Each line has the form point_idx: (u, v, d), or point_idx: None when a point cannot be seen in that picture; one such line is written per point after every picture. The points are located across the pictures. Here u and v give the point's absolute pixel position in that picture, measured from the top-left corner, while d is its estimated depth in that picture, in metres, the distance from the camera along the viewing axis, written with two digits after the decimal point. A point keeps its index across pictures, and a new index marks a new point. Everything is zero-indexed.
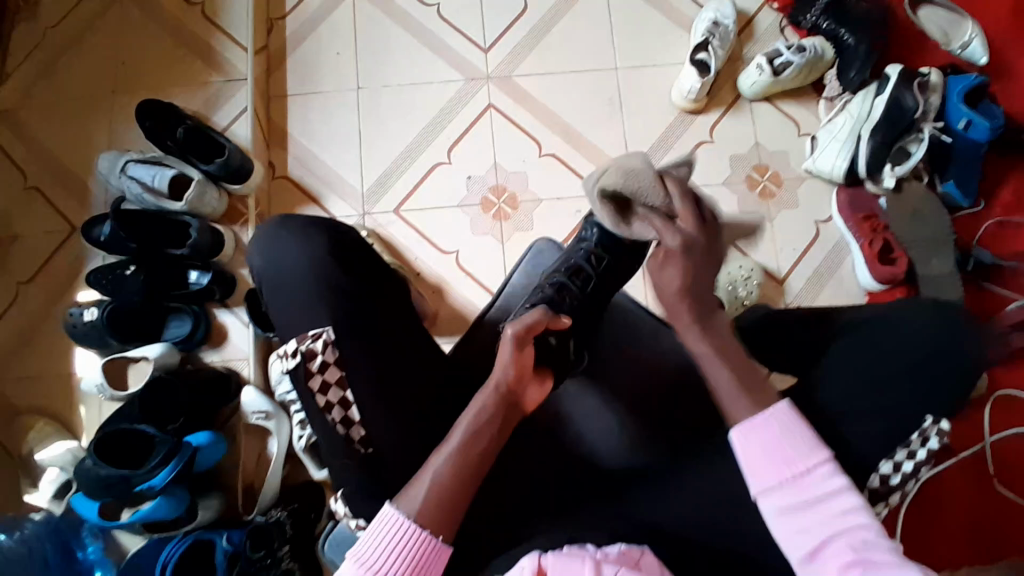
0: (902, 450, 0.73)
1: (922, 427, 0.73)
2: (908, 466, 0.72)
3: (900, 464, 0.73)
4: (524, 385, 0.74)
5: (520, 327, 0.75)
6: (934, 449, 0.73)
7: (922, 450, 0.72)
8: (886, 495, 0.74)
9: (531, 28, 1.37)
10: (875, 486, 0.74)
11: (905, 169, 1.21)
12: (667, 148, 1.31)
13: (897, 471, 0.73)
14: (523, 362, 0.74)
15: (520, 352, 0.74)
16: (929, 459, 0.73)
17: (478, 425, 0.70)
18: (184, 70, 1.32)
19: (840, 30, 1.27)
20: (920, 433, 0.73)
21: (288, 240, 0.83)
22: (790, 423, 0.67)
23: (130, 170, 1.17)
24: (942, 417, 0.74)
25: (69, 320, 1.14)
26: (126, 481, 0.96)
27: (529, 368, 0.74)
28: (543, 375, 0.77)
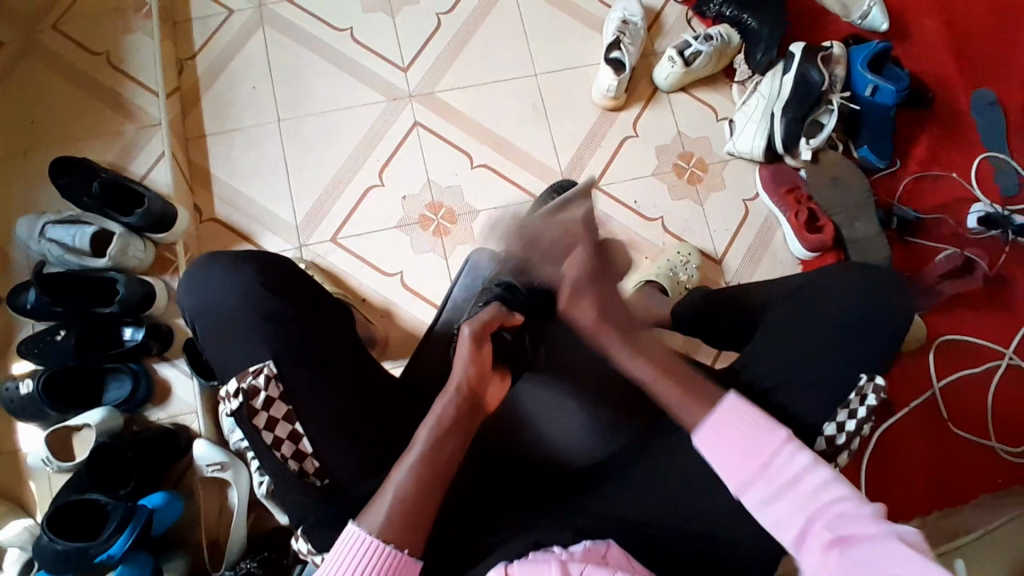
0: (843, 411, 0.75)
1: (859, 386, 0.76)
2: (852, 424, 0.75)
3: (842, 424, 0.75)
4: (482, 389, 0.76)
5: (476, 325, 0.79)
6: (873, 405, 0.75)
7: (862, 408, 0.75)
8: (833, 457, 0.76)
9: (447, 44, 1.38)
10: (822, 448, 0.75)
11: (818, 141, 1.27)
12: (596, 146, 1.34)
13: (841, 432, 0.75)
14: (481, 361, 0.77)
15: (478, 350, 0.78)
16: (870, 416, 0.75)
17: (438, 434, 0.70)
18: (95, 122, 1.28)
19: (743, 15, 1.33)
20: (858, 392, 0.76)
21: (215, 282, 0.81)
22: (742, 413, 0.67)
23: (49, 232, 1.14)
24: (878, 374, 0.77)
25: (3, 395, 1.08)
26: (83, 554, 0.93)
27: (488, 365, 0.78)
28: (502, 372, 0.83)
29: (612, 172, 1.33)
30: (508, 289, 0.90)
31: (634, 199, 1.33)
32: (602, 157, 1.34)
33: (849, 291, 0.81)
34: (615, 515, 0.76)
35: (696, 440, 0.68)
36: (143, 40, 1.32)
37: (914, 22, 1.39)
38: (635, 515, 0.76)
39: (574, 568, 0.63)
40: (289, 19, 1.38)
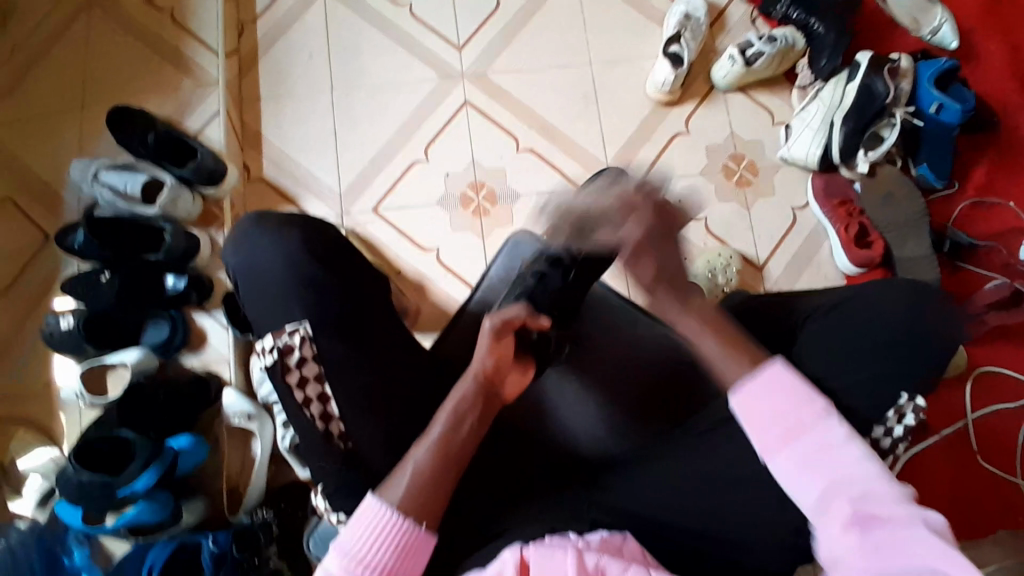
0: (880, 427, 0.74)
1: (899, 405, 0.73)
2: (889, 440, 0.75)
3: (878, 440, 0.75)
4: (500, 377, 0.76)
5: (498, 320, 0.77)
6: (911, 424, 0.74)
7: (900, 426, 0.74)
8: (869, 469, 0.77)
9: (504, 26, 1.37)
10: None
11: (877, 154, 1.23)
12: (644, 140, 1.32)
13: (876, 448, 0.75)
14: (501, 353, 0.76)
15: (498, 343, 0.76)
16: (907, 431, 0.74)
17: (457, 414, 0.71)
18: (155, 74, 1.31)
19: (811, 19, 1.29)
20: (896, 410, 0.74)
21: (261, 237, 0.82)
22: (779, 382, 0.64)
23: (102, 177, 1.16)
24: (919, 394, 0.74)
25: (46, 329, 1.12)
26: (108, 486, 0.95)
27: (507, 358, 0.76)
28: (525, 363, 0.79)
29: (658, 168, 1.31)
30: (540, 282, 0.88)
31: (678, 197, 1.30)
32: (650, 152, 1.32)
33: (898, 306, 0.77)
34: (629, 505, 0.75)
35: (732, 397, 0.66)
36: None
37: (989, 41, 1.34)
38: (652, 509, 0.74)
39: (589, 557, 0.62)
40: None
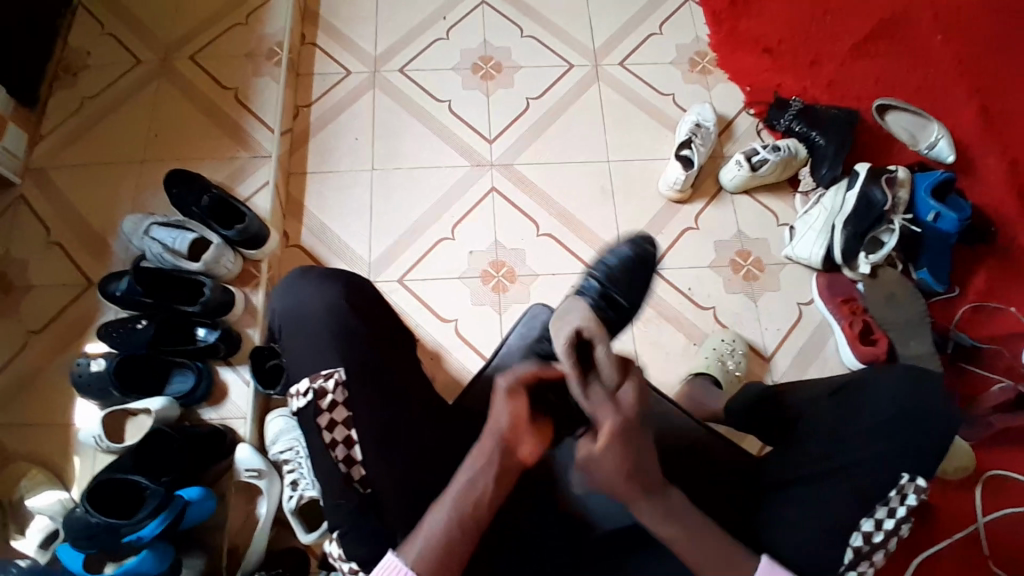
0: (881, 508, 0.73)
1: (900, 485, 0.73)
2: (889, 523, 0.72)
3: (880, 522, 0.72)
4: (518, 439, 0.70)
5: (512, 378, 0.72)
6: (913, 505, 0.73)
7: (901, 507, 0.73)
8: (869, 554, 0.72)
9: (533, 123, 1.51)
10: (859, 544, 0.72)
11: (877, 257, 1.30)
12: (657, 233, 1.41)
13: (879, 530, 0.72)
14: (519, 413, 0.70)
15: (513, 405, 0.71)
16: (907, 516, 0.73)
17: (479, 481, 0.68)
18: (212, 145, 1.44)
19: (812, 133, 1.43)
20: (899, 490, 0.73)
21: (304, 287, 0.89)
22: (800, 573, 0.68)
23: (153, 232, 1.25)
24: (920, 475, 0.74)
25: (75, 370, 1.17)
26: (115, 531, 0.96)
27: (522, 421, 0.70)
28: (539, 432, 0.72)
29: (670, 258, 1.39)
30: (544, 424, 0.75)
31: (689, 286, 1.37)
32: (661, 244, 1.40)
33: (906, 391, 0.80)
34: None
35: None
36: (269, 83, 1.50)
37: (977, 162, 1.45)
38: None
39: None
40: (398, 86, 1.55)
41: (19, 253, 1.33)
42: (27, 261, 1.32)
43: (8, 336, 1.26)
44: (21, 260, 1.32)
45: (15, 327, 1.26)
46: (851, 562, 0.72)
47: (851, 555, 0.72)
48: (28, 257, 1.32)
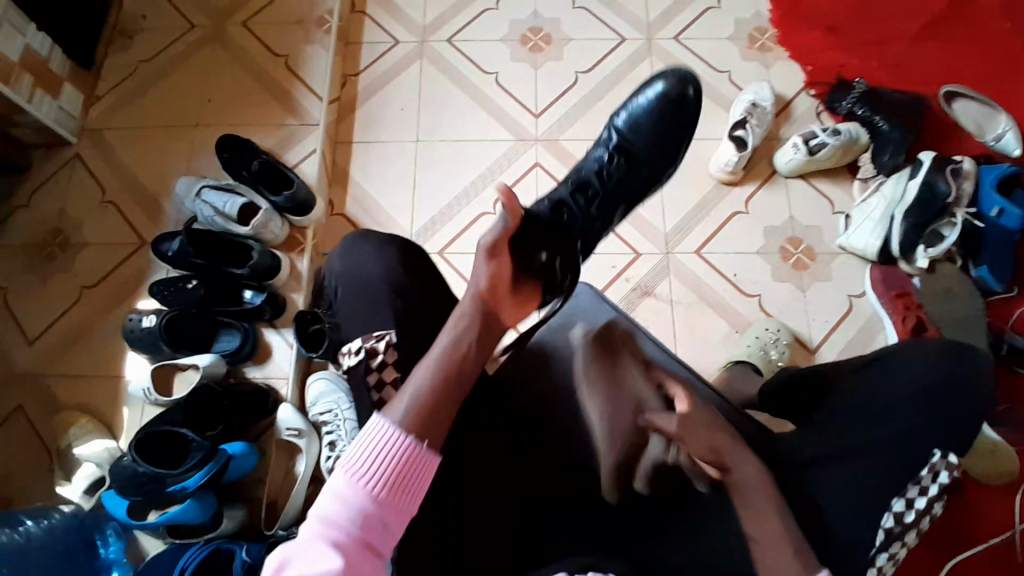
0: (914, 487, 0.69)
1: (932, 462, 0.69)
2: (921, 502, 0.68)
3: (912, 501, 0.69)
4: (498, 296, 0.76)
5: (493, 238, 0.78)
6: (945, 484, 0.69)
7: (934, 485, 0.69)
8: (899, 536, 0.69)
9: (580, 98, 1.48)
10: (890, 525, 0.68)
11: (938, 251, 1.24)
12: (703, 215, 1.37)
13: (910, 509, 0.69)
14: (496, 274, 0.76)
15: (496, 264, 0.77)
16: (941, 494, 0.69)
17: (460, 340, 0.72)
18: (262, 111, 1.46)
19: (874, 117, 1.36)
20: (930, 468, 0.69)
21: (365, 249, 0.91)
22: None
23: (204, 195, 1.29)
24: (953, 451, 0.71)
25: (128, 324, 1.22)
26: (159, 481, 1.02)
27: (502, 284, 0.76)
28: (519, 291, 0.79)
29: (715, 242, 1.35)
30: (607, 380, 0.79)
31: (733, 272, 1.33)
32: (708, 227, 1.36)
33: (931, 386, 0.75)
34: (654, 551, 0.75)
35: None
36: (319, 50, 1.51)
37: None
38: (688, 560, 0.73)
39: None
40: (446, 56, 1.53)
41: (77, 210, 1.38)
42: (84, 219, 1.37)
43: (65, 290, 1.32)
44: (78, 217, 1.37)
45: (71, 282, 1.32)
46: (882, 543, 0.69)
47: (882, 537, 0.68)
48: (85, 215, 1.38)
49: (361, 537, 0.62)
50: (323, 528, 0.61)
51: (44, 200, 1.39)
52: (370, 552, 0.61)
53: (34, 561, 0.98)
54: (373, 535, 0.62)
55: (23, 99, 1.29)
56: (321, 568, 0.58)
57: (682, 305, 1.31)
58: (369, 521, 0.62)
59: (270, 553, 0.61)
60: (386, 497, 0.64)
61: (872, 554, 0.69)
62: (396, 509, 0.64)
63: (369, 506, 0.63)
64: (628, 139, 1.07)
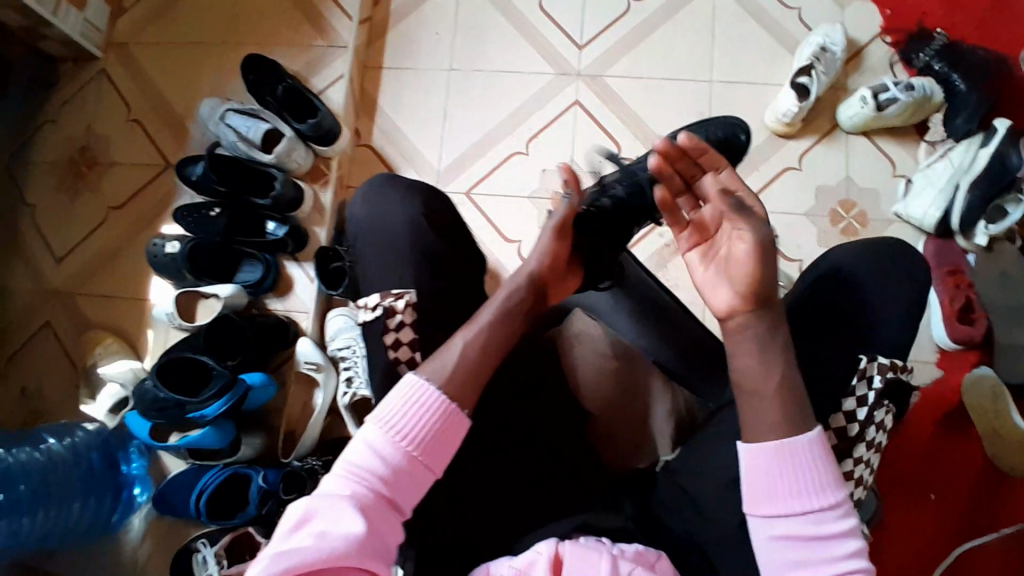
0: (852, 399, 0.77)
1: (863, 370, 0.78)
2: (862, 414, 0.77)
3: (853, 414, 0.77)
4: (555, 278, 0.75)
5: (557, 219, 0.74)
6: (879, 389, 0.77)
7: (871, 395, 0.77)
8: (851, 449, 0.77)
9: (630, 31, 1.36)
10: (836, 443, 0.77)
11: (1000, 228, 1.14)
12: (751, 171, 1.28)
13: (853, 422, 0.77)
14: (558, 252, 0.75)
15: (557, 243, 0.75)
16: (878, 400, 0.77)
17: (508, 306, 0.70)
18: (290, 29, 1.38)
19: (953, 74, 1.23)
20: (860, 375, 0.78)
21: (388, 195, 0.87)
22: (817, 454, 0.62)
23: (229, 119, 1.24)
24: (883, 357, 0.79)
25: (152, 249, 1.21)
26: (180, 407, 1.04)
27: (561, 260, 0.75)
28: (572, 271, 0.78)
29: (759, 200, 1.27)
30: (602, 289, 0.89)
31: (776, 234, 1.25)
32: (754, 183, 1.27)
33: (864, 279, 0.84)
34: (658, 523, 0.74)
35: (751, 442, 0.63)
36: None
37: None
38: (688, 537, 0.72)
39: (623, 566, 0.62)
40: None
41: (101, 127, 1.35)
42: (110, 136, 1.35)
43: (92, 208, 1.31)
44: (104, 134, 1.35)
45: (98, 201, 1.32)
46: (836, 461, 0.78)
47: (832, 456, 0.77)
48: (110, 132, 1.35)
49: (387, 494, 0.62)
50: (351, 480, 0.62)
51: (69, 115, 1.36)
52: (392, 509, 0.62)
53: (55, 482, 1.07)
54: (398, 494, 0.63)
55: (45, 10, 1.24)
56: (344, 530, 0.58)
57: None
58: (397, 478, 0.63)
59: (293, 503, 0.61)
60: (417, 457, 0.64)
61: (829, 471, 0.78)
62: (423, 470, 0.64)
63: (399, 463, 0.63)
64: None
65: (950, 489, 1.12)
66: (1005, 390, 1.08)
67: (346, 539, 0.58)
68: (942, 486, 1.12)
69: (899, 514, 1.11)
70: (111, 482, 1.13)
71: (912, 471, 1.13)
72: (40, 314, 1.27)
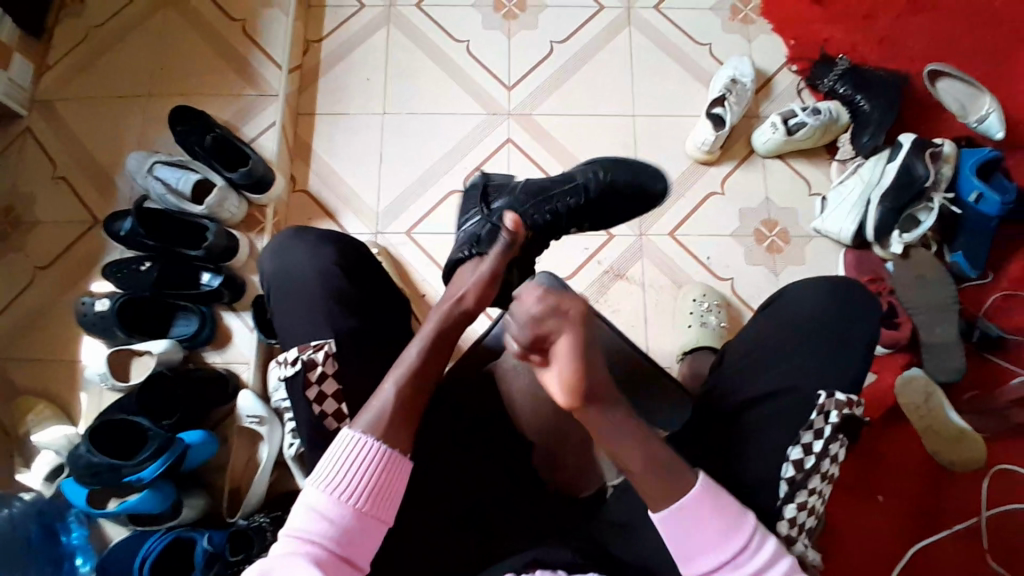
0: (808, 432, 0.73)
1: (819, 403, 0.73)
2: (817, 445, 0.72)
3: (809, 446, 0.72)
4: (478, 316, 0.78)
5: (497, 260, 0.80)
6: (836, 423, 0.73)
7: (826, 427, 0.73)
8: (804, 483, 0.71)
9: (555, 70, 1.42)
10: (791, 474, 0.72)
11: (912, 237, 1.22)
12: (680, 196, 1.34)
13: (809, 454, 0.72)
14: (481, 290, 0.78)
15: (487, 283, 0.79)
16: (835, 435, 0.73)
17: (435, 339, 0.72)
18: (219, 81, 1.38)
19: (856, 96, 1.32)
20: (818, 409, 0.73)
21: (297, 247, 0.88)
22: (717, 500, 0.65)
23: (157, 171, 1.22)
24: (839, 390, 0.75)
25: (80, 309, 1.17)
26: (116, 471, 0.99)
27: (487, 300, 0.79)
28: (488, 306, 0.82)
29: (689, 224, 1.32)
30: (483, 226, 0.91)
31: (708, 255, 1.31)
32: (683, 208, 1.33)
33: (823, 311, 0.81)
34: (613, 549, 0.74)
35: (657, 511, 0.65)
36: (278, 15, 1.42)
37: None
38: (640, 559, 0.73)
39: None
40: (414, 22, 1.45)
41: (24, 187, 1.31)
42: (34, 195, 1.31)
43: (16, 270, 1.26)
44: (28, 193, 1.31)
45: (23, 262, 1.27)
46: (787, 494, 0.72)
47: (785, 488, 0.72)
48: (34, 190, 1.31)
49: (340, 551, 0.61)
50: (300, 543, 0.61)
51: None
52: (346, 566, 0.61)
53: None
54: (351, 549, 0.62)
55: None
56: None
57: (655, 288, 1.29)
58: (348, 534, 0.62)
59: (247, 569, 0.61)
60: (365, 510, 0.63)
61: (778, 506, 0.72)
62: (374, 521, 0.63)
63: (346, 519, 0.62)
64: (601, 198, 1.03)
65: (897, 489, 1.16)
66: (935, 389, 1.16)
67: None
68: (887, 488, 1.17)
69: (851, 520, 1.15)
70: (51, 553, 1.07)
71: (859, 476, 1.17)
72: None
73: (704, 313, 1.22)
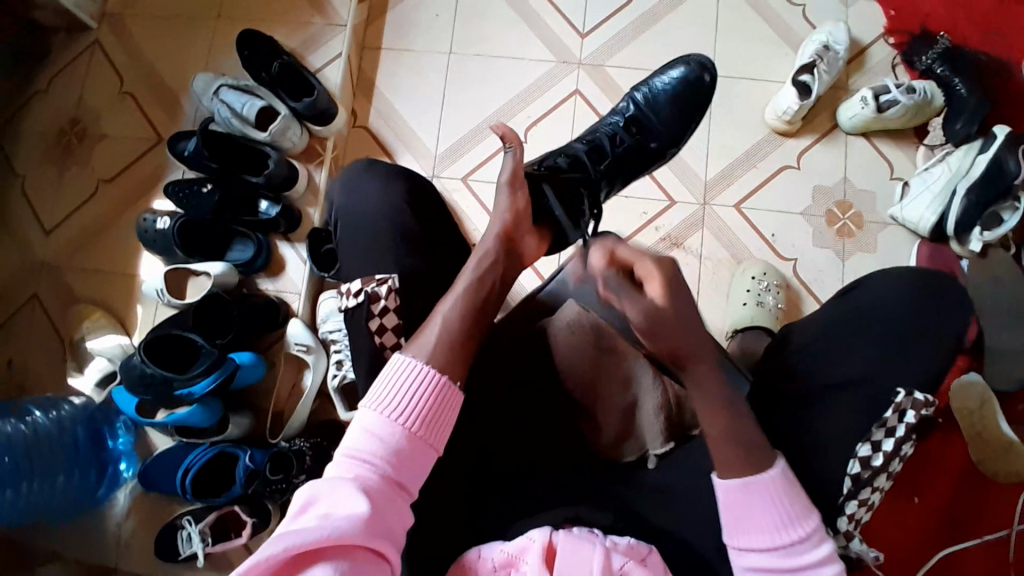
0: (879, 429, 0.71)
1: (895, 401, 0.72)
2: (888, 445, 0.71)
3: (879, 444, 0.71)
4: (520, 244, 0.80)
5: (507, 176, 0.80)
6: (911, 425, 0.71)
7: (899, 427, 0.71)
8: (869, 481, 0.71)
9: (633, 21, 1.34)
10: (857, 472, 0.70)
11: (994, 236, 1.13)
12: (749, 167, 1.28)
13: (878, 452, 0.71)
14: (517, 207, 0.80)
15: (517, 202, 0.80)
16: (907, 436, 0.71)
17: (485, 271, 0.74)
18: (289, 6, 1.36)
19: (953, 78, 1.22)
20: (894, 408, 0.72)
21: (366, 180, 0.88)
22: (785, 488, 0.64)
23: (222, 94, 1.22)
24: (917, 389, 0.73)
25: (142, 224, 1.20)
26: (167, 383, 1.03)
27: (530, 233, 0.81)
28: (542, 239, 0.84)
29: (757, 198, 1.26)
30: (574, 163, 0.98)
31: (771, 232, 1.25)
32: (752, 180, 1.27)
33: (902, 302, 0.77)
34: (648, 519, 0.74)
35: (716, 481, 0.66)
36: None
37: None
38: (674, 528, 0.73)
39: (615, 559, 0.62)
40: None
41: (92, 99, 1.33)
42: (101, 108, 1.32)
43: (82, 181, 1.30)
44: (96, 106, 1.33)
45: (88, 173, 1.30)
46: (851, 491, 0.70)
47: (850, 484, 0.70)
48: (102, 103, 1.33)
49: (391, 473, 0.61)
50: (352, 464, 0.61)
51: (61, 87, 1.34)
52: (396, 490, 0.61)
53: (37, 453, 1.06)
54: (402, 472, 0.62)
55: None
56: (347, 510, 0.57)
57: (711, 261, 1.25)
58: (399, 457, 0.62)
59: (297, 493, 0.59)
60: (417, 434, 0.63)
61: (841, 502, 0.70)
62: (425, 446, 0.64)
63: (399, 440, 0.62)
64: (645, 113, 1.09)
65: (936, 493, 1.13)
66: (993, 397, 1.10)
67: (351, 519, 0.56)
68: (926, 490, 1.13)
69: (886, 516, 1.12)
70: (96, 457, 1.13)
71: (902, 475, 1.14)
72: (27, 288, 1.26)
73: (762, 292, 1.18)
